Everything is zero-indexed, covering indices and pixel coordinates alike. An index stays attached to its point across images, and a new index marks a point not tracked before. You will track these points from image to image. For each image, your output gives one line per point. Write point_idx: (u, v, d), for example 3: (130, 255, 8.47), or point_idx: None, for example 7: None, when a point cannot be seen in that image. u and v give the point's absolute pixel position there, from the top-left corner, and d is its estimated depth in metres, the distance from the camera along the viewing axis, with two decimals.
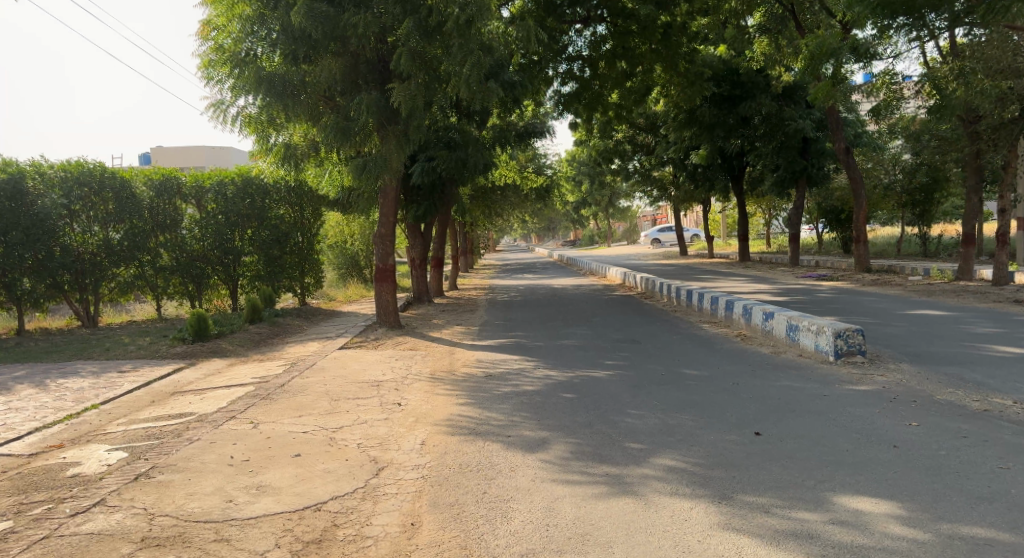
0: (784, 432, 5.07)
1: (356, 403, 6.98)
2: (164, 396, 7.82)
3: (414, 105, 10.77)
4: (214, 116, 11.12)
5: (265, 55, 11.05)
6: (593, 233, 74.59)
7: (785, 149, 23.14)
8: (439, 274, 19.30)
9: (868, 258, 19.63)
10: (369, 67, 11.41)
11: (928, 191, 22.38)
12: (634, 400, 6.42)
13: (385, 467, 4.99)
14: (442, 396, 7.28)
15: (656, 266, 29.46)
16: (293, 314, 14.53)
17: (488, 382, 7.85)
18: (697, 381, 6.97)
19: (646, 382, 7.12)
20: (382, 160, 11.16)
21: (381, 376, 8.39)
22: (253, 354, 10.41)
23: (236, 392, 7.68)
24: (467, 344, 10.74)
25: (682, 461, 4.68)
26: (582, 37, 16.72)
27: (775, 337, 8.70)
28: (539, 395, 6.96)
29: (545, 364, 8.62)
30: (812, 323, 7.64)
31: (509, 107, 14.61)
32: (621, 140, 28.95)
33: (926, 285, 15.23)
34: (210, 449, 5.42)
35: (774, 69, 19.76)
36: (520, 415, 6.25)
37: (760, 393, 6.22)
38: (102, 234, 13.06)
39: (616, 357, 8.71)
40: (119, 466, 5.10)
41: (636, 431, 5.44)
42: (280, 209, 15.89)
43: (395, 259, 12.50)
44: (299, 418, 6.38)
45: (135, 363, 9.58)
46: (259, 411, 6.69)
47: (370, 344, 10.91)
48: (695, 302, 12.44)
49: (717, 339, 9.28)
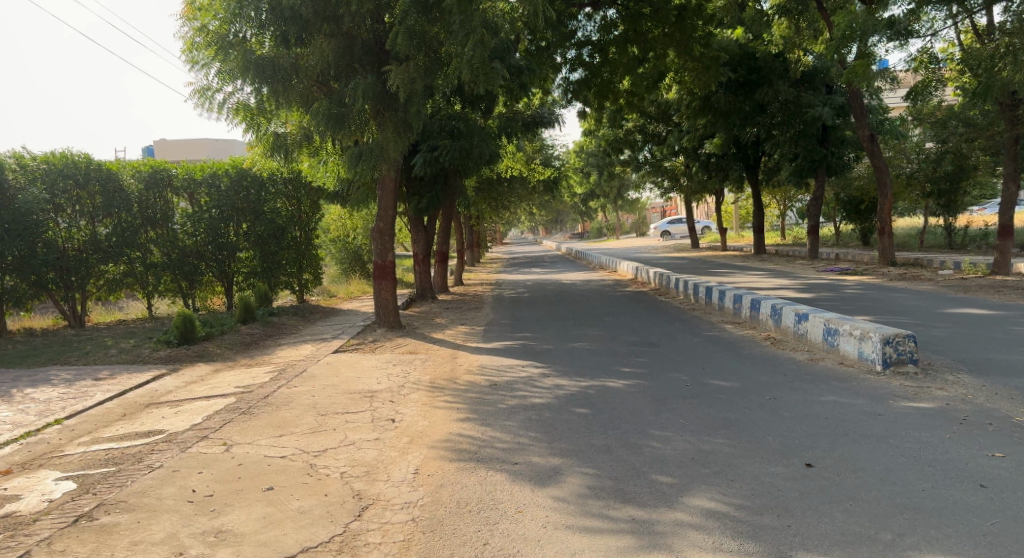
0: (839, 463, 4.33)
1: (346, 419, 6.24)
2: (137, 408, 7.08)
3: (414, 90, 10.01)
4: (199, 103, 10.34)
5: (253, 39, 10.22)
6: (601, 226, 73.45)
7: (805, 137, 22.21)
8: (442, 271, 18.49)
9: (893, 251, 18.75)
10: (365, 50, 10.64)
11: (953, 179, 21.41)
12: (657, 418, 5.64)
13: (370, 506, 4.24)
14: (442, 410, 6.53)
15: (666, 260, 28.57)
16: (290, 313, 13.77)
17: (493, 392, 7.09)
18: (727, 394, 6.19)
19: (670, 395, 6.34)
20: (379, 149, 10.42)
21: (376, 384, 7.64)
22: (242, 359, 9.67)
23: (215, 405, 6.94)
24: (471, 346, 9.97)
25: (721, 502, 3.93)
26: (593, 21, 15.90)
27: (809, 341, 7.92)
28: (550, 410, 6.19)
29: (556, 371, 7.85)
30: (855, 328, 6.85)
31: (515, 94, 13.81)
32: (632, 129, 28.00)
33: (958, 279, 14.35)
34: (171, 481, 4.68)
35: (794, 52, 19.07)
36: (528, 435, 5.49)
37: (803, 411, 5.44)
38: (88, 229, 12.39)
39: (634, 363, 7.93)
40: (62, 503, 4.36)
41: (663, 460, 4.67)
42: (277, 202, 15.17)
43: (394, 255, 11.74)
44: (278, 439, 5.64)
45: (113, 369, 8.86)
46: (235, 429, 5.95)
47: (368, 347, 10.17)
48: (715, 300, 11.65)
49: (744, 343, 8.47)
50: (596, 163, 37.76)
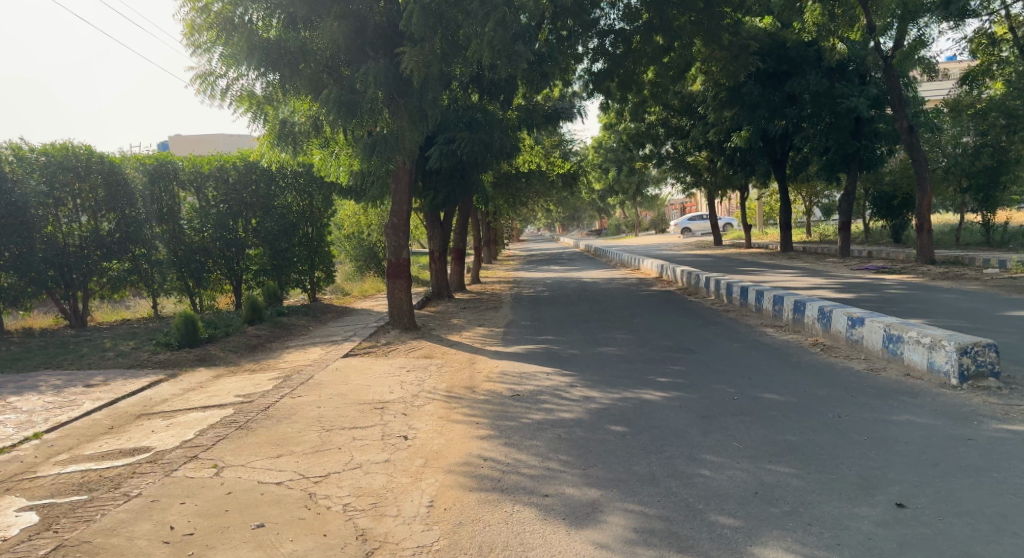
0: (936, 504, 3.63)
1: (352, 435, 5.58)
2: (127, 420, 6.47)
3: (429, 74, 9.35)
4: (201, 89, 9.74)
5: (260, 22, 9.58)
6: (619, 223, 72.34)
7: (836, 130, 21.10)
8: (459, 268, 17.83)
9: (932, 248, 17.82)
10: (378, 31, 9.96)
11: (993, 173, 20.44)
12: (707, 439, 4.93)
13: (376, 552, 3.58)
14: (459, 425, 5.84)
15: (689, 256, 27.84)
16: (300, 313, 13.17)
17: (516, 404, 6.39)
18: (783, 411, 5.45)
19: (717, 411, 5.61)
20: (394, 140, 9.74)
21: (387, 394, 6.96)
22: (245, 363, 9.05)
23: (211, 418, 6.31)
24: (490, 351, 9.27)
25: (801, 554, 3.24)
26: (616, 9, 15.17)
27: (865, 348, 7.15)
28: (581, 428, 5.48)
29: (584, 380, 7.14)
30: (924, 335, 6.08)
31: (536, 83, 13.14)
32: (653, 123, 27.19)
33: (1007, 279, 13.40)
34: (147, 515, 4.05)
35: (827, 39, 18.27)
36: (558, 459, 4.80)
37: (878, 434, 4.71)
38: (91, 224, 11.82)
39: (670, 372, 7.20)
40: (18, 544, 3.75)
41: (721, 496, 3.96)
42: (286, 196, 14.62)
43: (409, 252, 11.12)
44: (275, 461, 4.99)
45: (107, 375, 8.27)
46: (228, 448, 5.30)
47: (379, 350, 9.53)
48: (752, 301, 10.84)
49: (792, 350, 7.70)
50: (615, 159, 36.91)
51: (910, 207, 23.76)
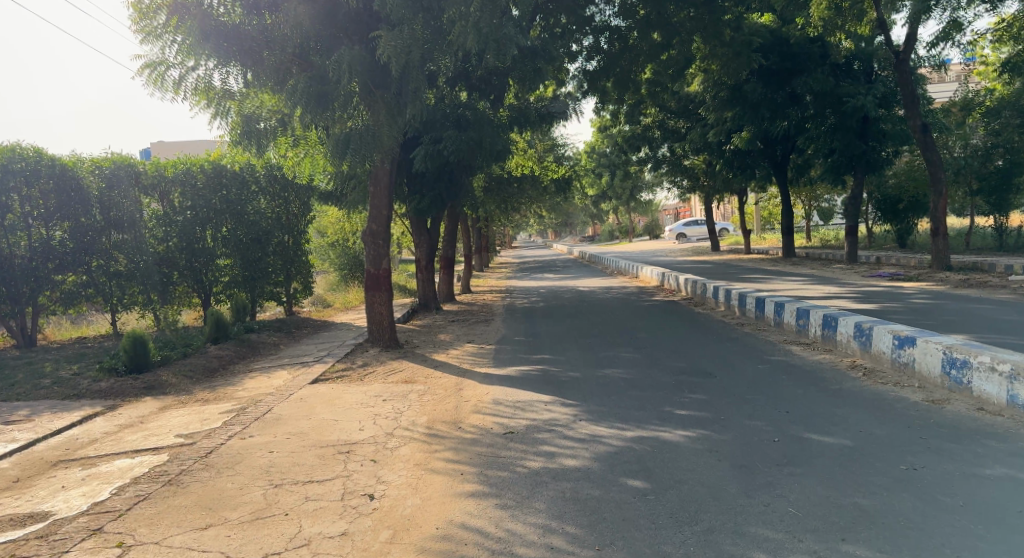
0: None
1: (306, 494, 4.47)
2: (39, 470, 5.32)
3: (409, 62, 8.23)
4: (150, 80, 8.64)
5: (222, 9, 8.56)
6: (613, 229, 71.27)
7: (842, 131, 20.02)
8: (447, 277, 16.76)
9: (948, 253, 16.81)
10: (352, 18, 8.89)
11: (1004, 175, 19.48)
12: (753, 503, 3.86)
13: None
14: (439, 477, 4.74)
15: (688, 263, 26.77)
16: (273, 329, 12.08)
17: (509, 446, 5.29)
18: (841, 459, 4.39)
19: (757, 460, 4.53)
20: (372, 137, 8.64)
21: (356, 434, 5.85)
22: (200, 391, 7.90)
23: (138, 468, 5.16)
24: (479, 374, 8.15)
25: None
26: (612, 4, 14.09)
27: (916, 373, 6.12)
28: (591, 483, 4.38)
29: (589, 413, 6.04)
30: (1002, 362, 5.09)
31: (528, 79, 12.14)
32: (649, 125, 26.17)
33: None
34: None
35: (833, 34, 17.33)
36: (563, 533, 3.70)
37: (978, 499, 3.66)
38: (41, 233, 10.47)
39: (690, 402, 6.12)
40: None
41: None
42: (258, 201, 13.50)
43: (387, 262, 9.87)
44: (201, 537, 3.87)
45: (34, 408, 7.09)
46: (146, 515, 4.19)
47: (354, 374, 8.41)
48: (770, 314, 9.80)
49: (827, 375, 6.63)
50: (609, 164, 35.96)
51: (917, 211, 22.83)
